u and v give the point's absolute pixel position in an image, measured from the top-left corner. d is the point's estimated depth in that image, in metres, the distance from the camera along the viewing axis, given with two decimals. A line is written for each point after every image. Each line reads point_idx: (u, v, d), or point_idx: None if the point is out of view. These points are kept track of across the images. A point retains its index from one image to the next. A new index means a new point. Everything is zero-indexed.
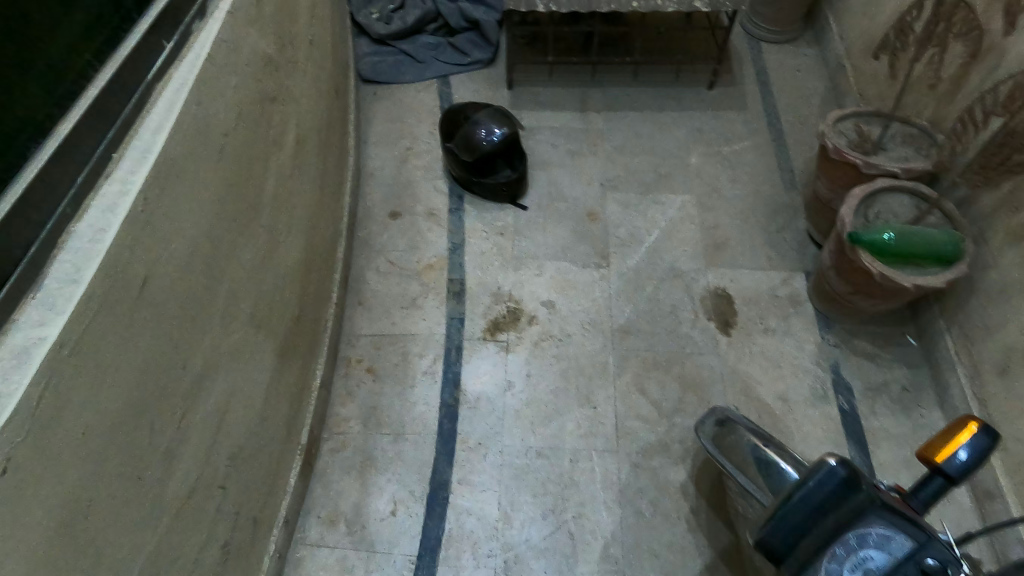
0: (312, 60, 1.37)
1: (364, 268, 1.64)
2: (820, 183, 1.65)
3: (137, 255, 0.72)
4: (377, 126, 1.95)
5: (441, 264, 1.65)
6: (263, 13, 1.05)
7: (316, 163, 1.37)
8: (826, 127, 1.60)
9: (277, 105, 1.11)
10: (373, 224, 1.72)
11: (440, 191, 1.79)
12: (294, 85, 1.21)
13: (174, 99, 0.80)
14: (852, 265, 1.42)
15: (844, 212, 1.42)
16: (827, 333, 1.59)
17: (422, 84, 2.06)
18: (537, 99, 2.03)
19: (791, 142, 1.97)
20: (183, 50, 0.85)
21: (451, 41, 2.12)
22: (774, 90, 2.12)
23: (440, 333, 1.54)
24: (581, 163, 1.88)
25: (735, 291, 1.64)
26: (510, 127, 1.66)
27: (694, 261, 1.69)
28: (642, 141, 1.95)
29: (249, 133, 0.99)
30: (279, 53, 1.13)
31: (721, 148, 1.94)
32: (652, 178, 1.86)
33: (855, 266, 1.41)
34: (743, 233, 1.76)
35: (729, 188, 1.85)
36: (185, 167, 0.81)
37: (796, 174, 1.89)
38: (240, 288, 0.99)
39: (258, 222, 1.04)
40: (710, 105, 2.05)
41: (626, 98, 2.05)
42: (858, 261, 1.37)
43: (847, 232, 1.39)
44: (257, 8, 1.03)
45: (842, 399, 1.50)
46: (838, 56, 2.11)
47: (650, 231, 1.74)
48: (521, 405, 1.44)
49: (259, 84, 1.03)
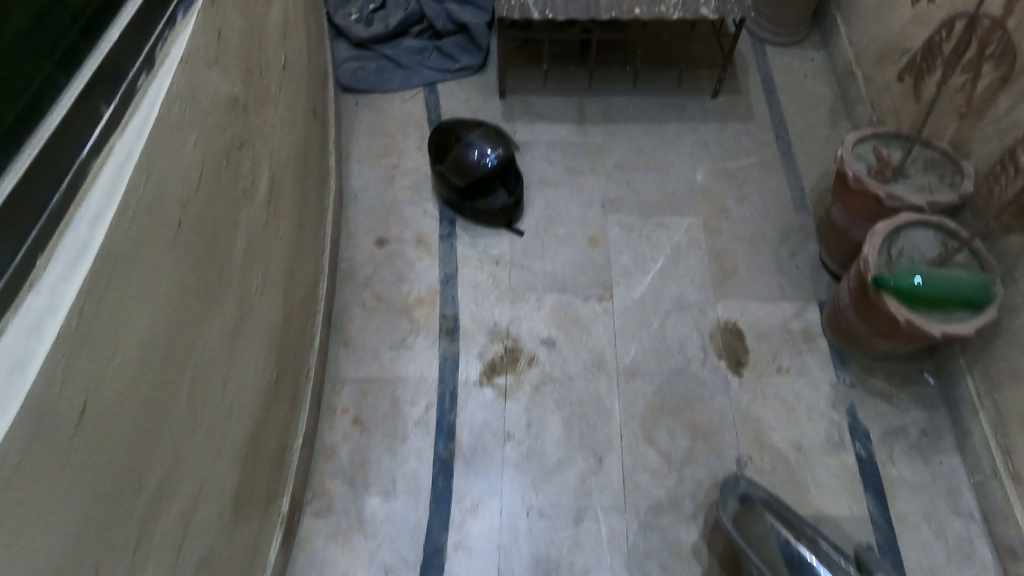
0: (286, 87, 1.22)
1: (348, 303, 1.52)
2: (835, 210, 1.53)
3: (72, 381, 0.60)
4: (359, 141, 1.80)
5: (433, 297, 1.53)
6: (228, 49, 0.90)
7: (291, 201, 1.23)
8: (845, 151, 1.47)
9: (247, 150, 0.97)
10: (358, 253, 1.59)
11: (430, 215, 1.66)
12: (264, 122, 1.06)
13: (116, 179, 0.66)
14: (874, 307, 1.32)
15: (867, 250, 1.31)
16: (842, 372, 1.51)
17: (408, 92, 1.91)
18: (531, 109, 1.89)
19: (801, 157, 1.86)
20: (127, 112, 0.69)
21: (438, 44, 1.96)
22: (781, 97, 2.00)
23: (432, 377, 1.42)
24: (581, 181, 1.76)
25: (746, 325, 1.55)
26: (505, 146, 1.55)
27: (702, 292, 1.59)
28: (645, 157, 1.82)
29: (214, 195, 0.85)
30: (247, 92, 0.98)
31: (728, 164, 1.82)
32: (656, 198, 1.74)
33: (879, 310, 1.31)
34: (751, 259, 1.66)
35: (737, 208, 1.74)
36: (133, 258, 0.68)
37: (806, 193, 1.78)
38: (209, 371, 0.86)
39: (229, 290, 0.91)
40: (716, 115, 1.92)
41: (626, 107, 1.91)
42: (884, 307, 1.27)
43: (871, 275, 1.28)
44: (221, 45, 0.88)
45: (858, 445, 1.42)
46: (848, 62, 1.99)
47: (655, 259, 1.63)
48: (522, 458, 1.34)
49: (225, 134, 0.89)
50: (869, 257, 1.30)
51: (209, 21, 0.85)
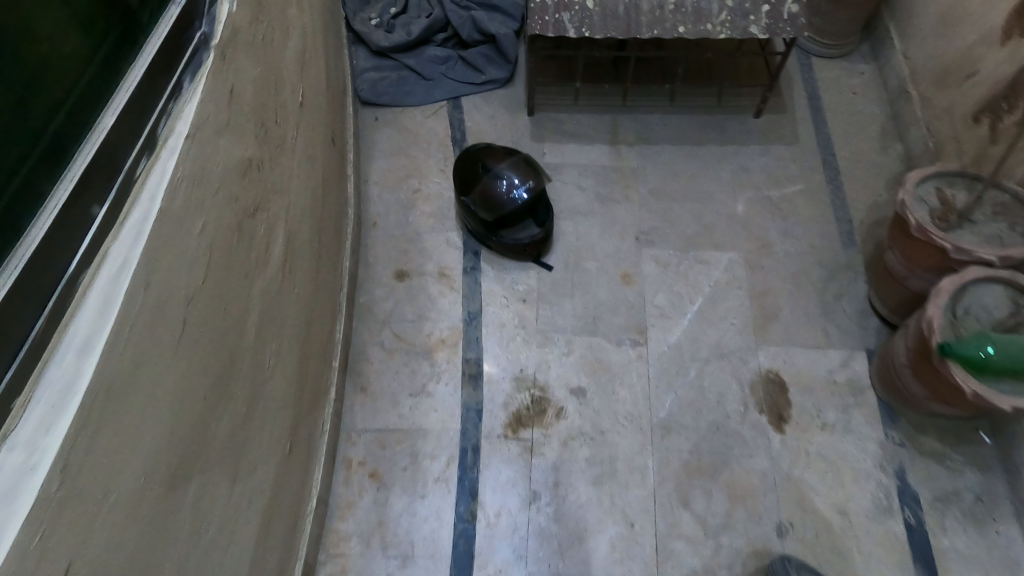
0: (304, 124, 1.11)
1: (365, 343, 1.43)
2: (891, 254, 1.40)
3: (53, 549, 0.49)
4: (378, 162, 1.70)
5: (455, 338, 1.44)
6: (240, 107, 0.80)
7: (308, 249, 1.14)
8: (904, 194, 1.32)
9: (261, 213, 0.87)
10: (375, 287, 1.50)
11: (453, 246, 1.57)
12: (280, 174, 0.96)
13: (111, 293, 0.56)
14: (935, 372, 1.20)
15: (931, 310, 1.19)
16: (891, 430, 1.39)
17: (430, 108, 1.81)
18: (561, 128, 1.77)
19: (849, 186, 1.72)
20: (125, 207, 0.59)
21: (463, 54, 1.84)
22: (828, 117, 1.85)
23: (454, 429, 1.33)
24: (613, 211, 1.64)
25: (789, 376, 1.44)
26: (536, 178, 1.45)
27: (742, 338, 1.48)
28: (682, 184, 1.70)
29: (222, 278, 0.76)
30: (263, 149, 0.89)
31: (771, 193, 1.70)
32: (694, 230, 1.62)
33: (942, 378, 1.19)
34: (795, 300, 1.54)
35: (781, 243, 1.62)
36: (126, 380, 0.58)
37: (855, 227, 1.66)
38: (216, 472, 0.77)
39: (238, 376, 0.82)
40: (759, 136, 1.79)
41: (662, 127, 1.78)
42: (950, 377, 1.14)
43: (938, 342, 1.15)
44: (232, 103, 0.78)
45: (907, 511, 1.31)
46: (901, 79, 1.83)
47: (692, 299, 1.53)
48: (548, 522, 1.26)
49: (237, 205, 0.79)
50: (933, 319, 1.18)
51: (221, 80, 0.74)
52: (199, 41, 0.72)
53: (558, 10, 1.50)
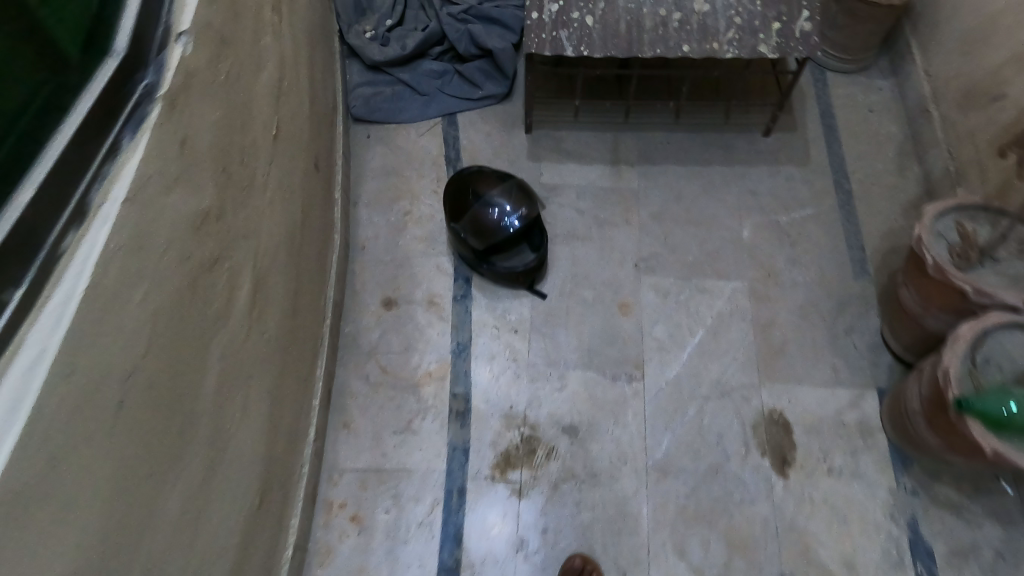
0: (280, 157, 1.05)
1: (349, 376, 1.37)
2: (906, 291, 1.33)
3: None
4: (369, 182, 1.64)
5: (443, 372, 1.38)
6: (195, 158, 0.74)
7: (284, 287, 1.08)
8: (920, 230, 1.25)
9: (222, 266, 0.82)
10: (362, 316, 1.44)
11: (444, 272, 1.50)
12: (249, 217, 0.90)
13: (20, 392, 0.51)
14: (950, 424, 1.12)
15: (947, 359, 1.11)
16: (904, 476, 1.32)
17: (424, 125, 1.75)
18: (560, 147, 1.70)
19: (862, 210, 1.64)
20: (43, 291, 0.54)
21: (460, 69, 1.78)
22: (841, 136, 1.77)
23: (439, 470, 1.28)
24: (612, 235, 1.57)
25: (794, 416, 1.37)
26: (530, 206, 1.39)
27: (745, 374, 1.40)
28: (685, 207, 1.62)
29: (170, 345, 0.71)
30: (225, 196, 0.83)
31: (779, 217, 1.62)
32: (696, 256, 1.54)
33: (957, 431, 1.11)
34: (802, 334, 1.46)
35: (789, 272, 1.54)
36: (46, 484, 0.53)
37: (867, 255, 1.58)
38: (165, 551, 0.72)
39: (194, 443, 0.77)
40: (767, 157, 1.71)
41: (665, 146, 1.71)
42: (967, 433, 1.06)
43: (954, 396, 1.08)
44: (184, 155, 0.72)
45: (920, 566, 1.24)
46: (922, 97, 1.74)
47: (693, 331, 1.45)
48: (536, 571, 1.21)
49: (189, 264, 0.74)
50: (950, 368, 1.10)
51: (170, 133, 0.69)
52: (142, 94, 0.66)
53: (556, 28, 1.43)
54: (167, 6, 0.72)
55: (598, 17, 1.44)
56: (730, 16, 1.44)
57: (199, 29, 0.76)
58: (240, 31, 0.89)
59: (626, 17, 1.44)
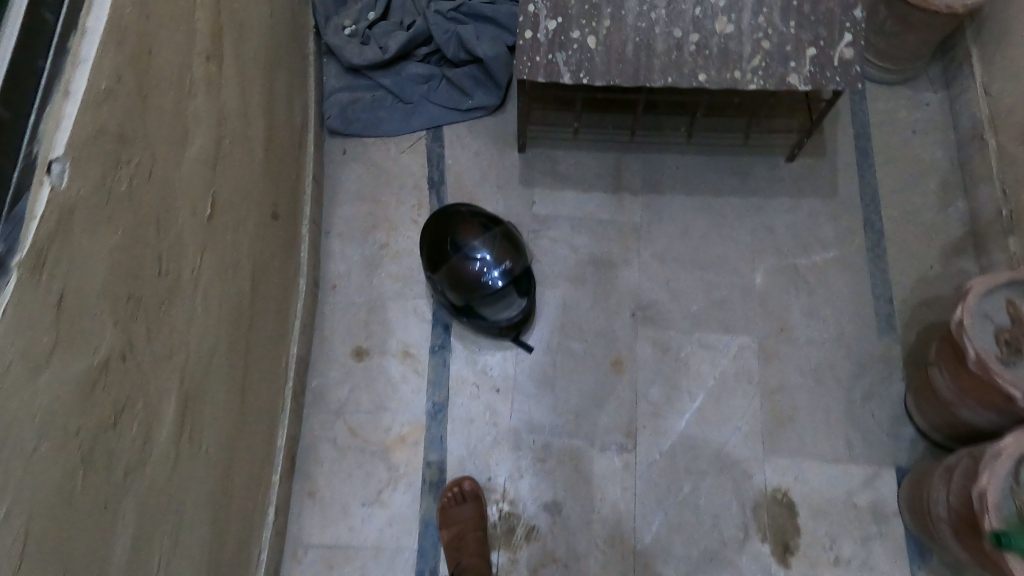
0: (220, 236, 0.91)
1: (316, 437, 1.28)
2: (940, 374, 1.20)
3: None
4: (343, 208, 1.50)
5: (416, 436, 1.27)
6: (81, 305, 0.59)
7: (228, 379, 0.95)
8: (964, 313, 1.08)
9: (133, 408, 0.69)
10: (331, 367, 1.33)
11: (421, 316, 1.37)
12: (173, 331, 0.77)
13: None
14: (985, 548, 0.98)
15: (986, 479, 0.95)
16: (920, 569, 1.23)
17: (406, 139, 1.58)
18: (557, 169, 1.54)
19: (893, 253, 1.49)
20: None
21: (448, 74, 1.59)
22: (876, 162, 1.58)
23: (409, 550, 1.20)
24: (608, 278, 1.42)
25: (799, 495, 1.28)
26: (515, 257, 1.23)
27: (749, 445, 1.30)
28: (692, 246, 1.47)
29: (56, 544, 0.57)
30: (135, 322, 0.68)
31: (797, 261, 1.48)
32: (702, 305, 1.41)
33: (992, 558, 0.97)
34: (813, 399, 1.35)
35: (803, 327, 1.41)
36: None
37: (895, 308, 1.44)
38: None
39: None
40: (786, 187, 1.55)
41: (673, 172, 1.55)
42: (1002, 566, 0.92)
43: (991, 527, 0.92)
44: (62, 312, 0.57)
45: None
46: (977, 120, 1.53)
47: (693, 395, 1.33)
48: None
49: (81, 435, 0.60)
50: (987, 492, 0.94)
51: (38, 298, 0.54)
52: None
53: (552, 50, 1.24)
54: (29, 129, 0.55)
55: (602, 37, 1.25)
56: (757, 40, 1.26)
57: (91, 141, 0.60)
58: (155, 109, 0.72)
59: (634, 37, 1.25)
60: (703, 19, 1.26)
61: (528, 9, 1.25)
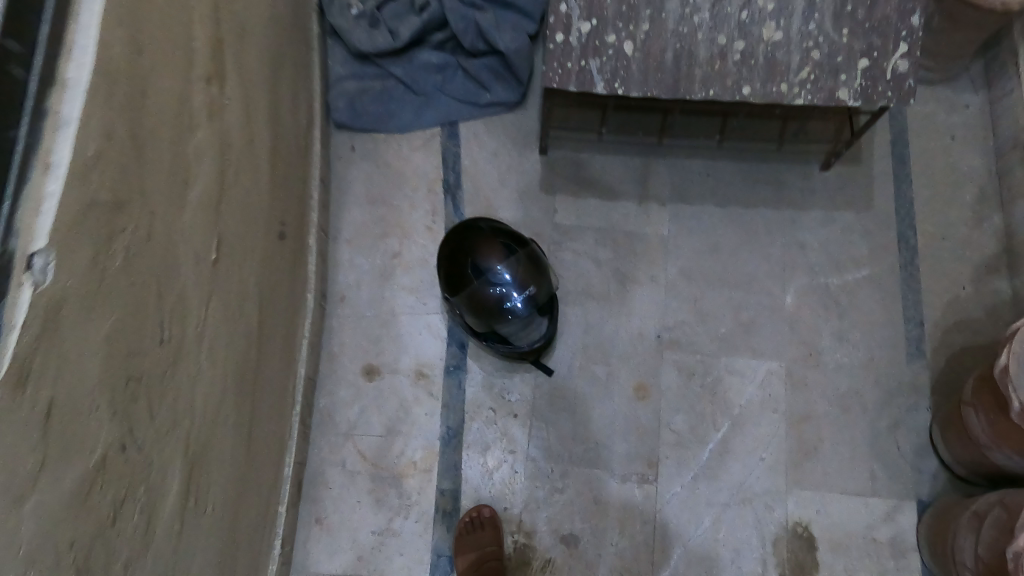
0: (225, 280, 0.83)
1: (325, 460, 1.23)
2: (975, 417, 1.15)
3: None
4: (352, 212, 1.41)
5: (429, 462, 1.23)
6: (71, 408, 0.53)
7: (236, 426, 0.90)
8: (1010, 356, 1.02)
9: (134, 495, 0.64)
10: (340, 386, 1.27)
11: (436, 334, 1.30)
12: (178, 400, 0.71)
13: None
14: None
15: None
16: None
17: (420, 136, 1.48)
18: (580, 174, 1.44)
19: (925, 273, 1.42)
20: None
21: (464, 65, 1.46)
22: (912, 172, 1.49)
23: None
24: (632, 296, 1.36)
25: (820, 530, 1.25)
26: (538, 283, 1.16)
27: (772, 477, 1.27)
28: (720, 263, 1.40)
29: None
30: (134, 405, 0.63)
31: (828, 280, 1.41)
32: (729, 327, 1.35)
33: None
34: (839, 429, 1.31)
35: (831, 351, 1.36)
36: None
37: (925, 332, 1.38)
38: None
39: None
40: (820, 199, 1.46)
41: (703, 180, 1.46)
42: None
43: None
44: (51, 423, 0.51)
45: None
46: (1020, 129, 1.44)
47: (718, 424, 1.29)
48: None
49: (75, 545, 0.55)
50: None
51: (21, 419, 0.47)
52: None
53: (585, 56, 1.14)
54: (6, 222, 0.46)
55: (640, 42, 1.14)
56: (807, 49, 1.16)
57: (79, 222, 0.52)
58: (152, 164, 0.64)
59: (674, 44, 1.14)
60: (749, 25, 1.15)
61: (560, 9, 1.14)
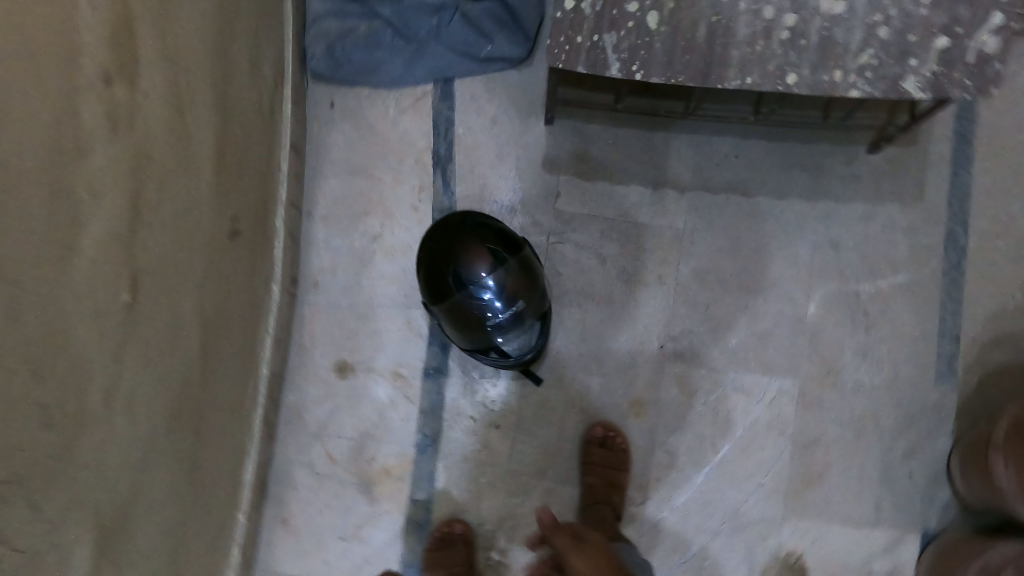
0: (151, 321, 0.74)
1: (292, 461, 1.16)
2: (1002, 464, 1.01)
3: None
4: (328, 184, 1.26)
5: (402, 471, 1.16)
6: None
7: (176, 465, 0.82)
8: None
9: None
10: (310, 383, 1.18)
11: (416, 332, 1.19)
12: (80, 475, 0.64)
13: None
14: None
15: None
16: None
17: (407, 94, 1.28)
18: (589, 151, 1.26)
19: (972, 282, 1.23)
20: None
21: (463, 8, 1.23)
22: (976, 156, 1.26)
23: None
24: (636, 298, 1.22)
25: (814, 561, 1.18)
26: (529, 296, 1.03)
27: (768, 504, 1.18)
28: (738, 263, 1.24)
29: None
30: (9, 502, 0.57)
31: (860, 288, 1.24)
32: (741, 338, 1.22)
33: None
34: (849, 457, 1.20)
35: (852, 370, 1.22)
36: None
37: (959, 350, 1.22)
38: None
39: None
40: (864, 189, 1.26)
41: (731, 163, 1.26)
42: None
43: None
44: None
45: None
46: None
47: (717, 446, 1.19)
48: None
49: None
50: None
51: None
52: None
53: (599, 29, 0.94)
54: None
55: (667, 14, 0.93)
56: (873, 24, 0.91)
57: None
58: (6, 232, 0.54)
59: (709, 15, 0.93)
60: None
61: None
